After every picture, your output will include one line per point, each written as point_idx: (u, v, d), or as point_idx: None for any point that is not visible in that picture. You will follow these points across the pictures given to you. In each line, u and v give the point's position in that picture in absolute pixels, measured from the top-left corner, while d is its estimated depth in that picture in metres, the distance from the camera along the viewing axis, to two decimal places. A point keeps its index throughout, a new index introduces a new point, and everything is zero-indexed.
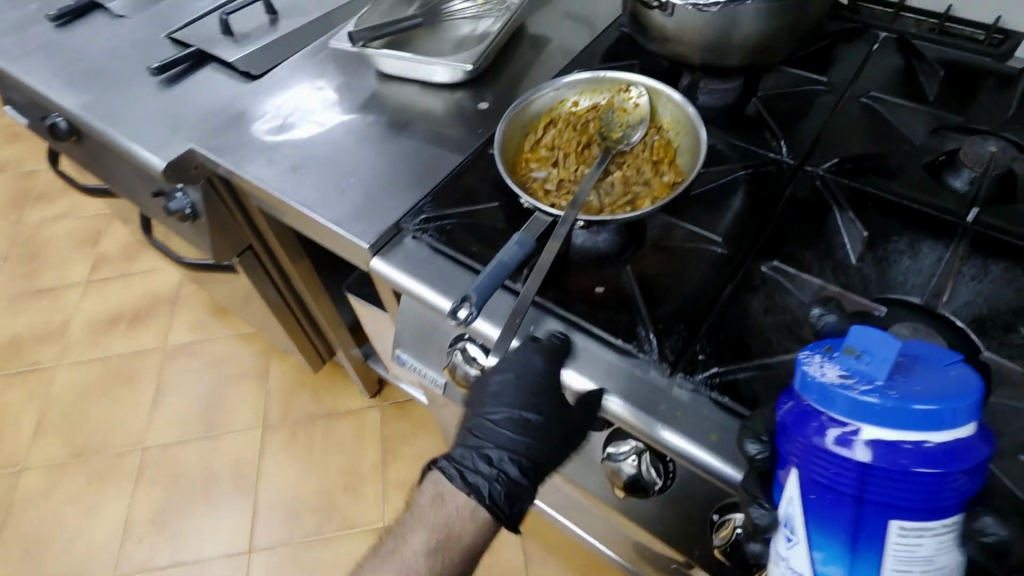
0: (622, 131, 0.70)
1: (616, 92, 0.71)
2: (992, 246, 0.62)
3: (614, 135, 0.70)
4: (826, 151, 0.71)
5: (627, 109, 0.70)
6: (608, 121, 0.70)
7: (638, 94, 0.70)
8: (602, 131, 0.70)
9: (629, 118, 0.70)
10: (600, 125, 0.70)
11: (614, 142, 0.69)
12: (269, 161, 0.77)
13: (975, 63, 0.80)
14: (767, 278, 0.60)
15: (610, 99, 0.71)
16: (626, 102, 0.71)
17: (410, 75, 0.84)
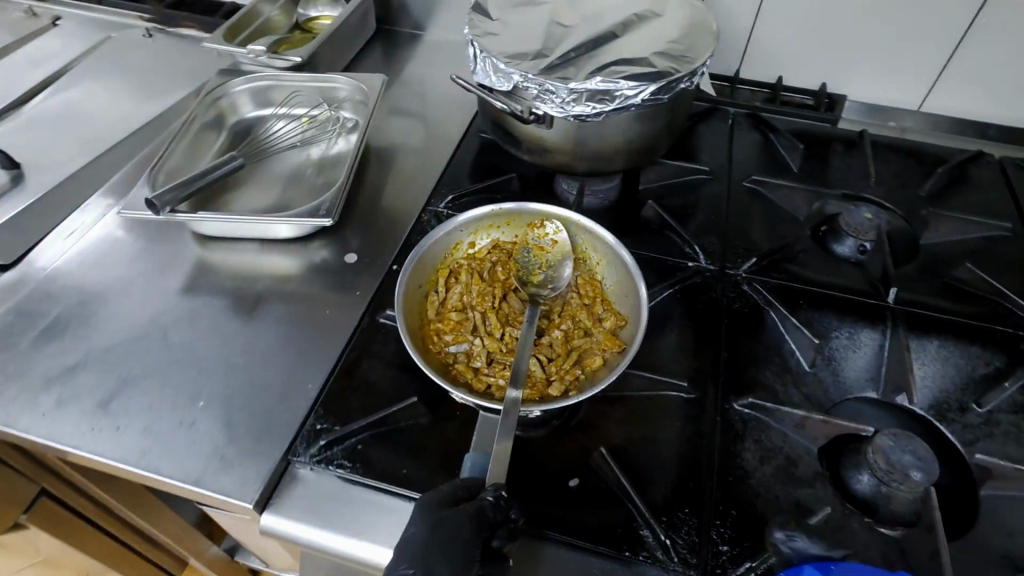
0: (543, 275, 0.61)
1: (529, 228, 0.62)
2: (918, 322, 0.62)
3: (535, 280, 0.60)
4: (738, 249, 0.67)
5: (545, 248, 0.61)
6: (525, 263, 0.61)
7: (554, 230, 0.61)
8: (521, 277, 0.60)
9: (548, 257, 0.61)
10: (518, 269, 0.61)
11: (538, 289, 0.60)
12: (60, 402, 0.53)
13: (817, 129, 0.84)
14: (746, 418, 0.54)
15: (525, 237, 0.62)
16: (541, 239, 0.62)
17: (244, 235, 0.66)
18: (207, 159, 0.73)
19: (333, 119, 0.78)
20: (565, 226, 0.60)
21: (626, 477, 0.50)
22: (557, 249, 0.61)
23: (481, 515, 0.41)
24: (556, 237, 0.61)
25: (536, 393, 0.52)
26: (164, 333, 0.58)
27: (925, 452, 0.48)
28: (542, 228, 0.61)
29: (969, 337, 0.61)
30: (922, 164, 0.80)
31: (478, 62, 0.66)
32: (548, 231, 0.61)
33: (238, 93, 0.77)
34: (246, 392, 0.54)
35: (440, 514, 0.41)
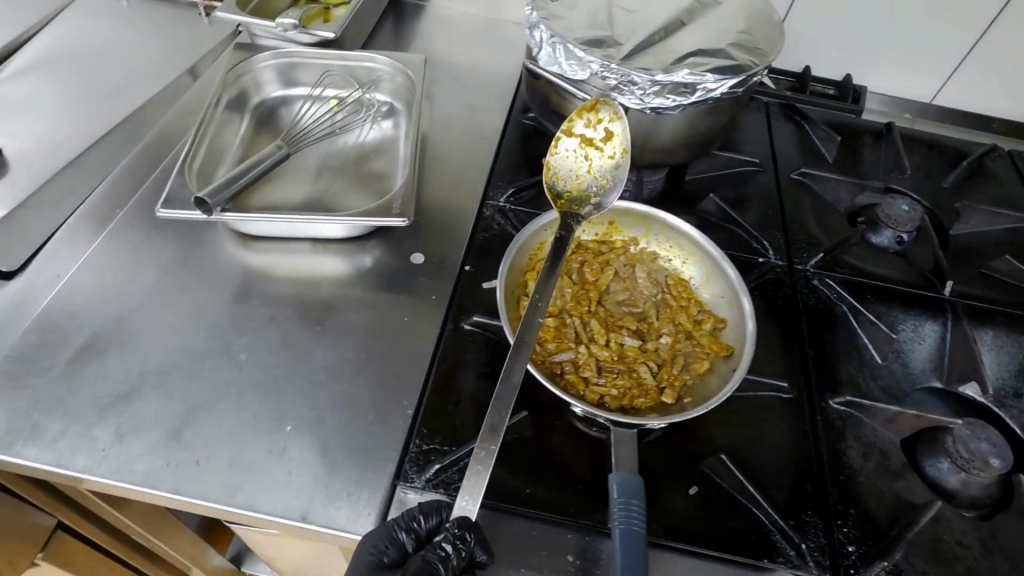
0: (586, 180, 0.62)
1: (581, 115, 0.63)
2: (974, 314, 0.65)
3: (577, 185, 0.62)
4: (800, 244, 0.68)
5: (595, 142, 0.62)
6: (568, 163, 0.63)
7: (607, 121, 0.62)
8: (560, 183, 0.63)
9: (594, 157, 0.62)
10: (559, 172, 0.63)
11: (579, 201, 0.62)
12: (121, 434, 0.47)
13: (845, 120, 0.86)
14: (844, 416, 0.55)
15: (574, 126, 0.63)
16: (593, 131, 0.63)
17: (292, 234, 0.59)
18: (232, 145, 0.65)
19: (365, 102, 0.72)
20: (618, 120, 0.61)
21: (750, 482, 0.50)
22: (606, 145, 0.62)
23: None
24: (608, 129, 0.62)
25: (650, 401, 0.50)
26: (227, 348, 0.52)
27: (997, 439, 0.55)
28: (596, 118, 0.62)
29: (1016, 326, 0.65)
30: (943, 156, 0.84)
31: (547, 48, 0.62)
32: (601, 122, 0.62)
33: (261, 69, 0.70)
34: (337, 413, 0.49)
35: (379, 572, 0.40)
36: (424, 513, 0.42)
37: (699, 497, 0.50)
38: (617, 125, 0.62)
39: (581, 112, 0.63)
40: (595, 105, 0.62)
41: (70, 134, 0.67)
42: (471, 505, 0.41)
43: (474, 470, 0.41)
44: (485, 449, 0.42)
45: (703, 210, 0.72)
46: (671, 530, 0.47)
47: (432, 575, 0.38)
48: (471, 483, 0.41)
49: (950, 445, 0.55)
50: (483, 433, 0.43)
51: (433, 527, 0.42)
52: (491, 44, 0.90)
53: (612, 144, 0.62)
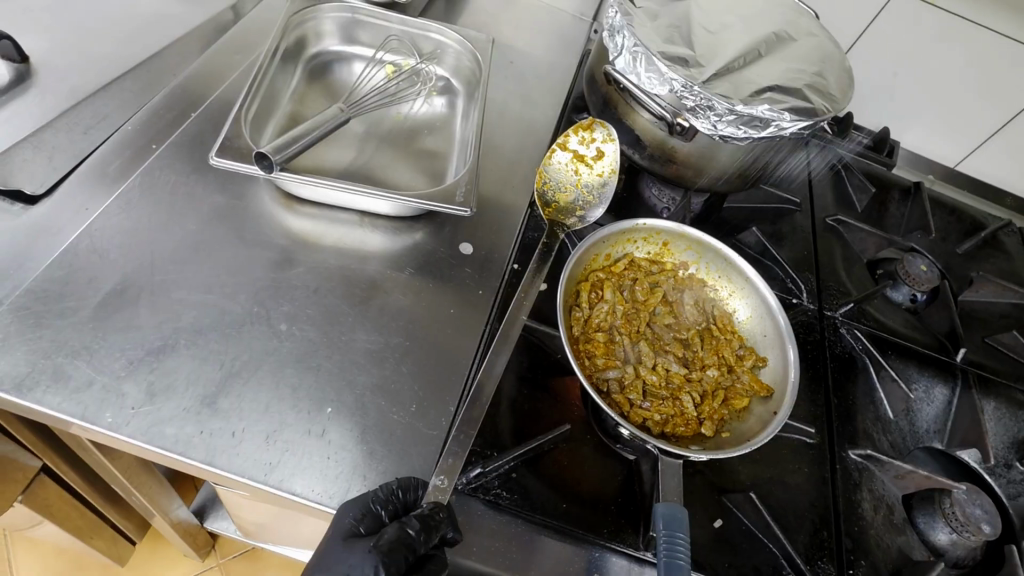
0: (574, 195, 0.66)
1: (576, 133, 0.68)
2: (981, 384, 0.68)
3: (565, 196, 0.66)
4: (832, 291, 0.70)
5: (586, 159, 0.67)
6: (559, 175, 0.66)
7: (601, 140, 0.68)
8: (550, 193, 0.65)
9: (584, 173, 0.67)
10: (549, 181, 0.66)
11: (565, 212, 0.65)
12: (152, 391, 0.44)
13: (878, 171, 0.88)
14: (860, 468, 0.57)
15: (568, 141, 0.67)
16: (585, 149, 0.68)
17: (346, 203, 0.57)
18: (283, 96, 0.62)
19: (421, 73, 0.70)
20: (613, 142, 0.68)
21: (774, 523, 0.51)
22: (596, 164, 0.68)
23: (398, 546, 0.38)
24: (601, 150, 0.68)
25: (689, 431, 0.51)
26: (267, 315, 0.49)
27: (990, 505, 0.56)
28: (591, 137, 0.68)
29: (1015, 401, 0.68)
30: (961, 223, 0.87)
31: (627, 55, 0.61)
32: (595, 140, 0.68)
33: (324, 19, 0.67)
34: (379, 400, 0.47)
35: (354, 539, 0.39)
36: (401, 488, 0.42)
37: (722, 529, 0.50)
38: (609, 148, 0.68)
39: (575, 130, 0.68)
40: (591, 125, 0.69)
41: (106, 55, 0.62)
42: (446, 485, 0.42)
43: (455, 451, 0.43)
44: (468, 432, 0.44)
45: (743, 242, 0.73)
46: (695, 561, 0.48)
47: (407, 544, 0.38)
48: (448, 464, 0.43)
49: (947, 507, 0.55)
50: (465, 418, 0.45)
51: (409, 502, 0.42)
52: (549, 32, 0.88)
53: (603, 164, 0.68)
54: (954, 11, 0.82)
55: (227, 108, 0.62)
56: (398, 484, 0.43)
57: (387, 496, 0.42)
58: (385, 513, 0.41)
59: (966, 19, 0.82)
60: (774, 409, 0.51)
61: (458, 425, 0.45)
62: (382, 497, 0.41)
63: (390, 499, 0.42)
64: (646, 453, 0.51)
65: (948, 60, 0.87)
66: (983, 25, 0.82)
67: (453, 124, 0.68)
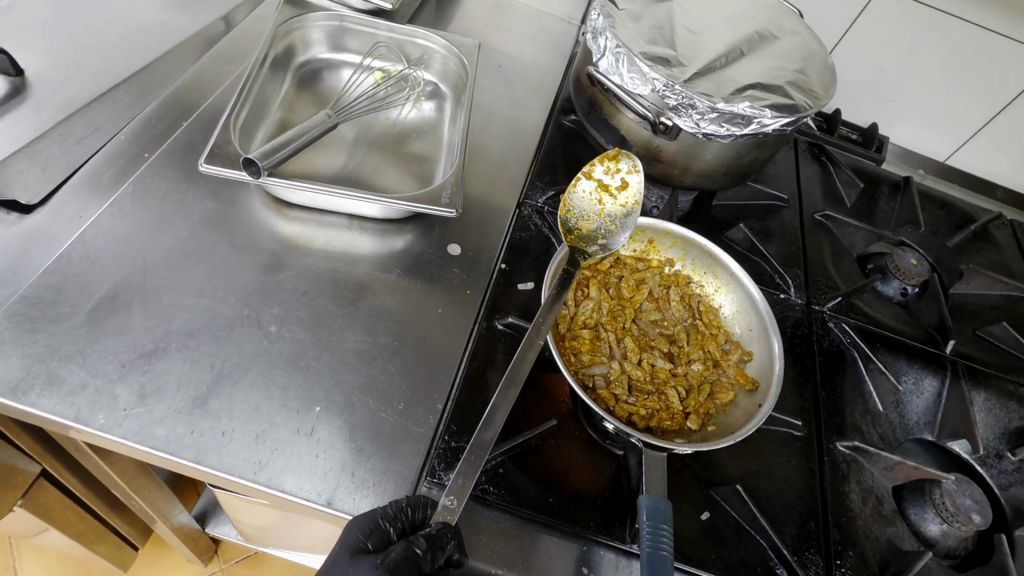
0: (595, 226, 0.57)
1: (600, 161, 0.58)
2: (971, 375, 0.68)
3: (586, 225, 0.57)
4: (821, 286, 0.71)
5: (610, 189, 0.57)
6: (582, 204, 0.57)
7: (625, 170, 0.57)
8: (570, 221, 0.57)
9: (608, 204, 0.57)
10: (570, 210, 0.57)
11: (586, 241, 0.57)
12: (143, 394, 0.45)
13: (868, 166, 0.88)
14: (848, 460, 0.58)
15: (591, 169, 0.58)
16: (610, 178, 0.58)
17: (335, 207, 0.58)
18: (273, 103, 0.63)
19: (410, 79, 0.71)
20: (638, 173, 0.57)
21: (761, 515, 0.51)
22: (620, 195, 0.57)
23: (403, 565, 0.38)
24: (626, 179, 0.57)
25: (675, 425, 0.51)
26: (257, 318, 0.50)
27: (980, 495, 0.56)
28: (616, 167, 0.58)
29: (1005, 391, 0.68)
30: (951, 216, 0.87)
31: (610, 57, 0.62)
32: (620, 170, 0.57)
33: (313, 28, 0.69)
34: (367, 399, 0.48)
35: (362, 556, 0.39)
36: (410, 506, 0.42)
37: (709, 521, 0.51)
38: (635, 177, 0.57)
39: (599, 158, 0.58)
40: (617, 154, 0.58)
41: (99, 67, 0.63)
42: (456, 506, 0.41)
43: (464, 472, 0.42)
44: (479, 456, 0.42)
45: (730, 237, 0.73)
46: (681, 552, 0.48)
47: (411, 564, 0.38)
48: (459, 485, 0.41)
49: (936, 498, 0.55)
50: (477, 442, 0.43)
51: (417, 521, 0.42)
52: (537, 36, 0.89)
53: (628, 195, 0.57)
54: (938, 6, 0.83)
55: (218, 116, 0.64)
56: (404, 502, 0.42)
57: (396, 513, 0.41)
58: (395, 530, 0.41)
59: (950, 14, 0.83)
60: (758, 402, 0.51)
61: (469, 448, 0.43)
62: (391, 515, 0.41)
63: (399, 518, 0.41)
64: (632, 448, 0.52)
65: (935, 56, 0.88)
66: (968, 20, 0.83)
67: (441, 128, 0.69)
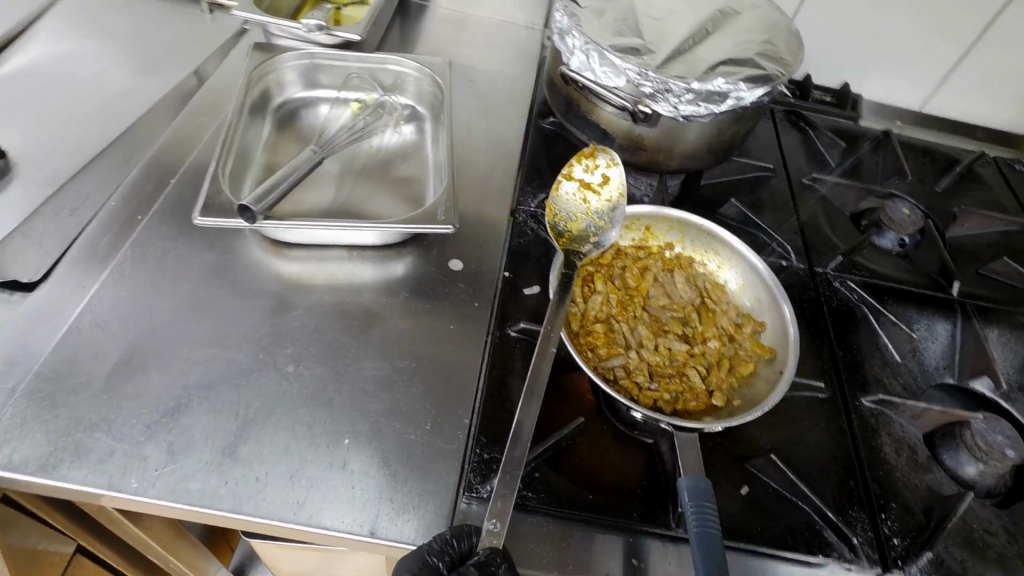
0: (584, 222, 0.61)
1: (579, 162, 0.64)
2: (981, 313, 0.69)
3: (576, 225, 0.61)
4: (820, 249, 0.71)
5: (593, 186, 0.63)
6: (569, 205, 0.63)
7: (604, 166, 0.63)
8: (560, 223, 0.62)
9: (593, 200, 0.62)
10: (559, 212, 0.62)
11: (579, 240, 0.60)
12: (171, 451, 0.45)
13: (846, 126, 0.89)
14: (875, 414, 0.58)
15: (572, 171, 0.64)
16: (591, 176, 0.63)
17: (333, 240, 0.58)
18: (256, 148, 0.64)
19: (386, 105, 0.72)
20: (616, 165, 0.62)
21: (800, 481, 0.51)
22: (603, 191, 0.63)
23: None
24: (606, 174, 0.63)
25: (701, 404, 0.51)
26: (273, 360, 0.50)
27: (1009, 430, 0.56)
28: (594, 164, 0.63)
29: (1017, 324, 0.69)
30: (935, 162, 0.88)
31: (581, 54, 0.63)
32: (598, 167, 0.63)
33: (285, 69, 0.69)
34: (394, 424, 0.48)
35: None
36: (454, 537, 0.41)
37: (749, 496, 0.51)
38: (615, 172, 0.63)
39: (578, 160, 0.64)
40: (594, 152, 0.63)
41: (81, 137, 0.64)
42: (501, 529, 0.41)
43: (502, 493, 0.42)
44: (512, 472, 0.43)
45: (724, 214, 0.73)
46: (727, 529, 0.48)
47: None
48: (499, 507, 0.41)
49: (969, 440, 0.55)
50: (507, 459, 0.44)
51: (465, 551, 0.41)
52: (504, 46, 0.90)
53: (610, 189, 0.62)
54: None
55: (204, 168, 0.64)
56: (443, 535, 0.41)
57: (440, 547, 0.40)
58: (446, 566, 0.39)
59: None
60: (780, 369, 0.52)
61: (501, 466, 0.44)
62: (435, 549, 0.40)
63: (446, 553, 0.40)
64: (662, 434, 0.52)
65: (893, 9, 0.89)
66: None
67: (424, 149, 0.69)
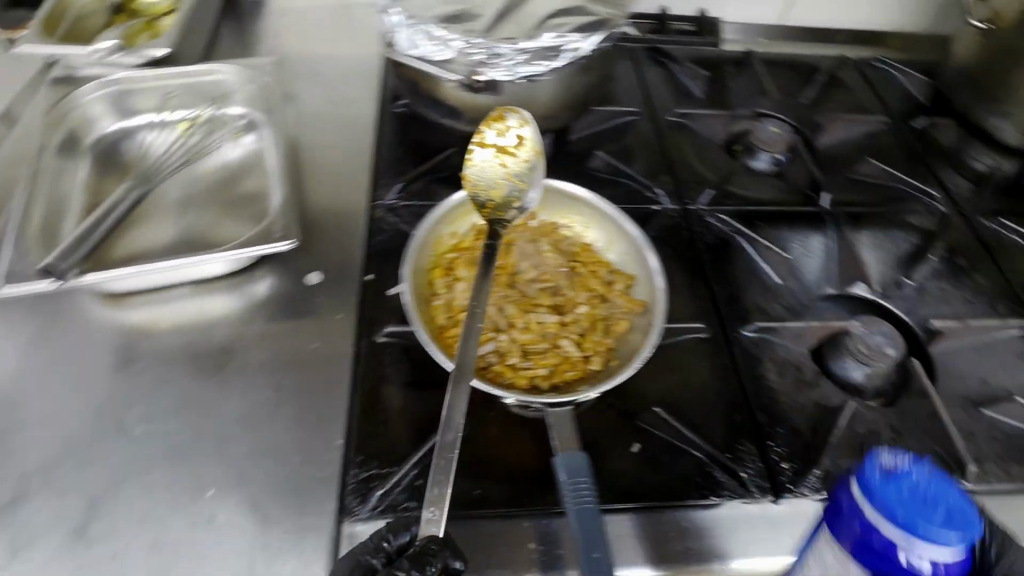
0: (505, 187, 0.57)
1: (488, 127, 0.58)
2: (852, 219, 0.70)
3: (497, 193, 0.57)
4: (691, 184, 0.70)
5: (508, 148, 0.58)
6: (486, 173, 0.57)
7: (515, 127, 0.58)
8: (480, 194, 0.56)
9: (510, 163, 0.57)
10: (476, 183, 0.57)
11: (503, 209, 0.56)
12: (15, 547, 0.41)
13: (708, 53, 0.88)
14: (757, 340, 0.58)
15: (483, 136, 0.58)
16: (504, 138, 0.58)
17: (173, 279, 0.54)
18: (73, 193, 0.59)
19: (218, 119, 0.66)
20: (528, 124, 0.58)
21: (684, 427, 0.51)
22: (520, 150, 0.58)
23: None
24: (519, 134, 0.58)
25: (579, 372, 0.51)
26: (121, 422, 0.47)
27: (889, 330, 0.59)
28: (504, 127, 0.58)
29: (886, 223, 0.71)
30: (798, 74, 0.88)
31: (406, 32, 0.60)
32: (510, 128, 0.58)
33: (90, 102, 0.64)
34: (262, 463, 0.46)
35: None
36: (390, 532, 0.38)
37: (640, 453, 0.50)
38: (527, 130, 0.58)
39: (488, 124, 0.59)
40: (501, 114, 0.58)
41: None
42: (439, 516, 0.39)
43: (439, 480, 0.41)
44: (446, 457, 0.42)
45: (592, 167, 0.71)
46: (620, 493, 0.48)
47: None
48: (436, 494, 0.40)
49: (853, 346, 0.57)
50: (441, 444, 0.43)
51: (403, 545, 0.38)
52: (346, 29, 0.85)
53: (526, 149, 0.58)
54: None
55: None
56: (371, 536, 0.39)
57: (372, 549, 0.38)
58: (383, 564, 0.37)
59: None
60: (651, 320, 0.52)
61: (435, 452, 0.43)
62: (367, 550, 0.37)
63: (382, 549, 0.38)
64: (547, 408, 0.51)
65: None
66: None
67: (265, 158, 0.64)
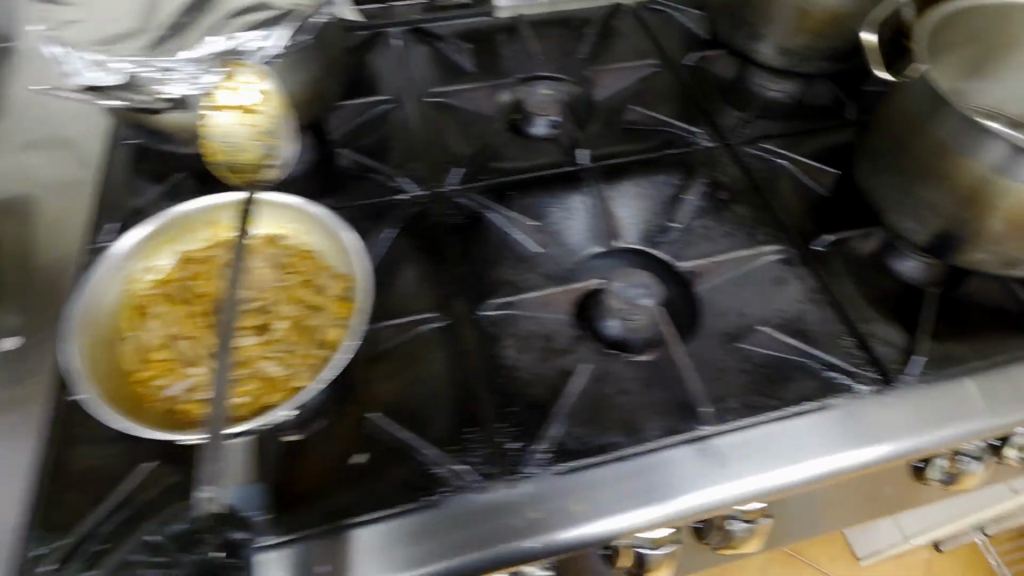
0: (256, 148, 0.56)
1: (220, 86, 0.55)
2: (615, 171, 0.68)
3: (247, 155, 0.57)
4: (444, 164, 0.68)
5: (246, 107, 0.55)
6: (230, 136, 0.56)
7: (250, 84, 0.55)
8: (229, 159, 0.57)
9: (254, 123, 0.56)
10: (223, 149, 0.56)
11: (255, 172, 0.57)
12: None
13: (479, 25, 0.85)
14: (497, 319, 0.56)
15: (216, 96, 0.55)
16: (240, 96, 0.55)
17: None
18: None
19: None
20: (264, 81, 0.56)
21: (407, 427, 0.49)
22: (261, 109, 0.56)
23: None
24: (256, 91, 0.55)
25: (283, 394, 0.48)
26: None
27: (648, 280, 0.61)
28: (237, 84, 0.55)
29: (651, 169, 0.69)
30: (573, 28, 0.85)
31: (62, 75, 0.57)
32: (245, 86, 0.55)
33: None
34: None
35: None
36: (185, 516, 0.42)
37: (362, 463, 0.48)
38: (263, 84, 0.56)
39: (220, 82, 0.55)
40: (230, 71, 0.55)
41: None
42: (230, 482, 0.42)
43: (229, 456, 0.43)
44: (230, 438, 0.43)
45: (340, 166, 0.68)
46: (332, 510, 0.45)
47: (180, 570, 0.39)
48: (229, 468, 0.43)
49: (608, 302, 0.58)
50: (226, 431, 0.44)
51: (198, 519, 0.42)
52: None
53: (268, 107, 0.56)
54: None
55: None
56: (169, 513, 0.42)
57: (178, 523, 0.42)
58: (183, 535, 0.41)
59: None
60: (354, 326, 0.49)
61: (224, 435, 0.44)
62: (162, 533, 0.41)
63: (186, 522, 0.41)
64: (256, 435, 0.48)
65: None
66: None
67: None
